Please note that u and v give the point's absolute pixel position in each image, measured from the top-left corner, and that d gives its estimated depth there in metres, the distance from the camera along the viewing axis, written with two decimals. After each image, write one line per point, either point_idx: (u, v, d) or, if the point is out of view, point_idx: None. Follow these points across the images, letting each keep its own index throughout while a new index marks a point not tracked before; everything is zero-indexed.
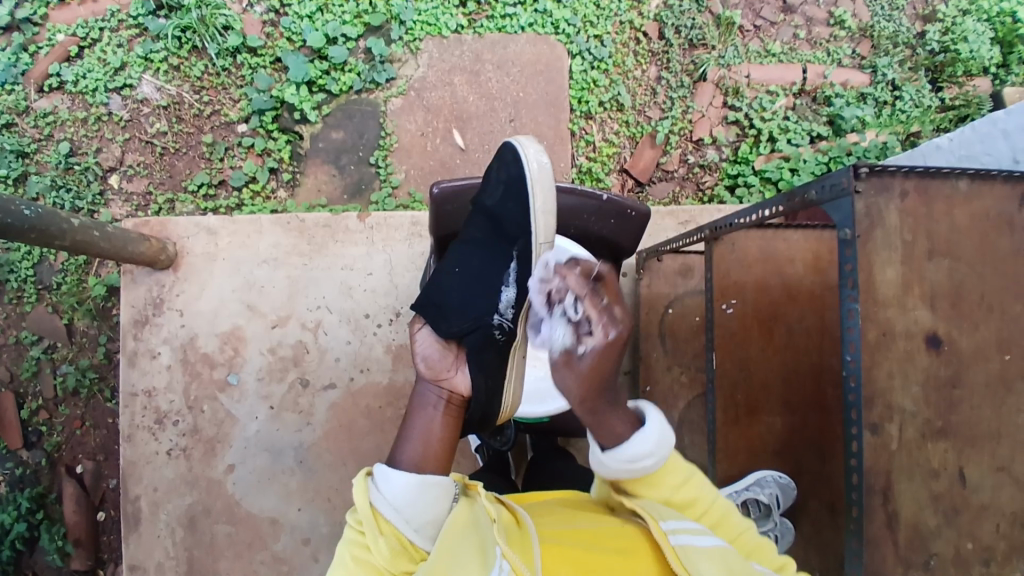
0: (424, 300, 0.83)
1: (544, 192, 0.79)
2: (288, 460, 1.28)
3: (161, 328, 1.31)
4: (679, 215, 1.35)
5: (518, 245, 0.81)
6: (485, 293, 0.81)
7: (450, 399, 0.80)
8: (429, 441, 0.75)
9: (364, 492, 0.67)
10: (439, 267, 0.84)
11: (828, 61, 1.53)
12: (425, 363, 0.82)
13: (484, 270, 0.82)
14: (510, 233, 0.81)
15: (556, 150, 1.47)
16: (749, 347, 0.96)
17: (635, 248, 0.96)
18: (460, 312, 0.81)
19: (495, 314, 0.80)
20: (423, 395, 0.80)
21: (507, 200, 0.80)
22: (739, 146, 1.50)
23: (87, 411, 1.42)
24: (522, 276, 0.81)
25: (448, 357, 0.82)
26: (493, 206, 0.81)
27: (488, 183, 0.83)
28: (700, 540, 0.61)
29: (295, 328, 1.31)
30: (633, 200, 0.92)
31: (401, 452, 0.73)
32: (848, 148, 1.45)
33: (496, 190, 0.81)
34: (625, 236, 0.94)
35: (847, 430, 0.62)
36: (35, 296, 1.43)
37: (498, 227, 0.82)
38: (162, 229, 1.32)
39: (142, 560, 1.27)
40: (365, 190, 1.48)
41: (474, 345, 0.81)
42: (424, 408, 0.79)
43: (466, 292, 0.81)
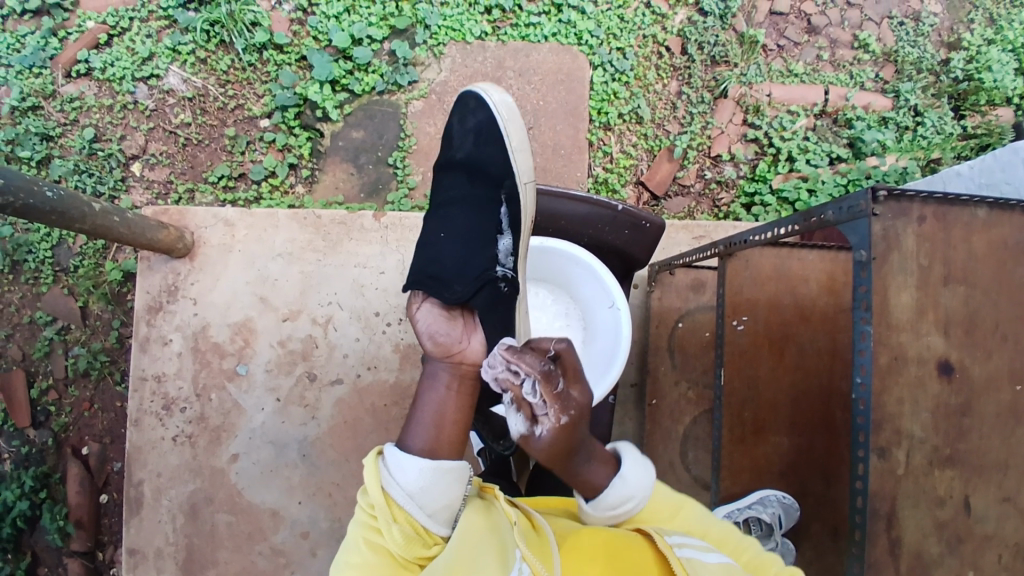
0: (425, 274, 0.84)
1: (515, 128, 0.88)
2: (291, 453, 1.29)
3: (175, 316, 1.32)
4: (693, 230, 1.35)
5: (505, 189, 0.87)
6: (480, 243, 0.85)
7: (461, 372, 0.77)
8: (442, 424, 0.70)
9: (375, 474, 0.65)
10: (428, 237, 0.88)
11: (850, 84, 1.53)
12: (432, 341, 0.79)
13: (474, 224, 0.87)
14: (493, 177, 0.87)
15: (574, 159, 1.47)
16: (758, 365, 0.95)
17: (648, 260, 0.96)
18: (461, 275, 0.83)
19: (498, 265, 0.85)
20: (433, 372, 0.77)
21: (480, 146, 0.88)
22: (756, 164, 1.50)
23: (97, 394, 1.43)
24: (513, 218, 0.86)
25: (455, 326, 0.82)
26: (467, 158, 0.89)
27: (455, 134, 0.92)
28: (704, 553, 0.62)
29: (305, 322, 1.32)
30: (646, 211, 0.92)
31: (412, 431, 0.69)
32: (868, 171, 1.44)
33: (466, 141, 0.90)
34: (639, 248, 0.95)
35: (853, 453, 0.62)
36: (52, 278, 1.45)
37: (478, 174, 0.88)
38: (181, 219, 1.34)
39: (142, 544, 1.27)
40: (382, 190, 1.49)
41: (483, 303, 0.83)
42: (435, 389, 0.74)
43: (463, 251, 0.84)
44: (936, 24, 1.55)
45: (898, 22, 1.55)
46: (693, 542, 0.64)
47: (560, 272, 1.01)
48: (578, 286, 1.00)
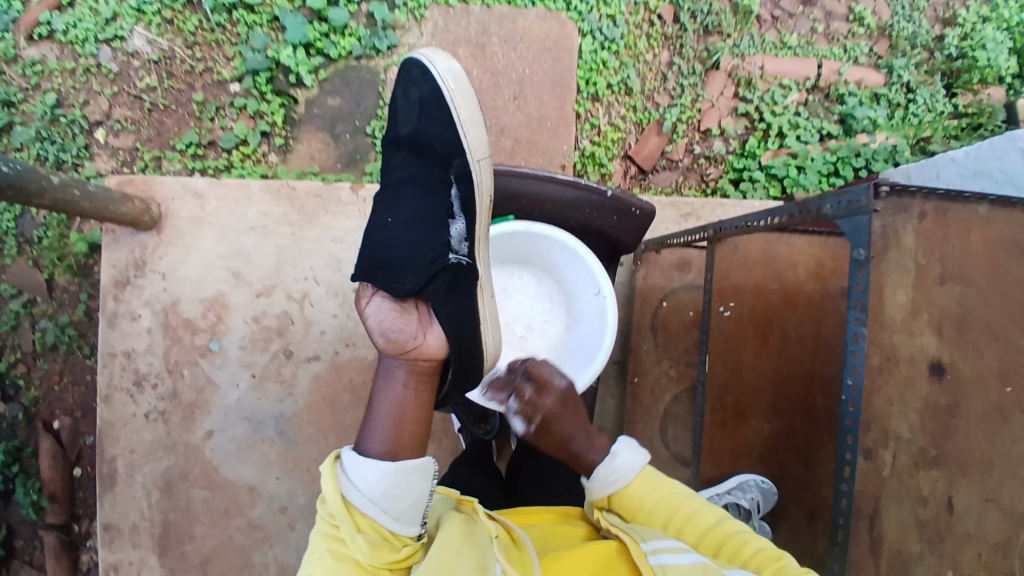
0: (374, 261, 0.76)
1: (463, 98, 0.74)
2: (267, 430, 1.28)
3: (143, 291, 1.28)
4: (680, 206, 1.33)
5: (454, 167, 0.76)
6: (433, 228, 0.75)
7: (418, 368, 0.73)
8: (402, 423, 0.68)
9: (336, 483, 0.63)
10: (375, 222, 0.79)
11: (844, 58, 1.49)
12: (385, 336, 0.73)
13: (424, 207, 0.77)
14: (441, 154, 0.76)
15: (559, 132, 1.43)
16: (742, 350, 0.95)
17: (633, 246, 0.92)
18: (413, 263, 0.75)
19: (450, 252, 0.75)
20: (388, 366, 0.73)
21: (427, 121, 0.76)
22: (746, 139, 1.46)
23: (67, 367, 1.40)
24: (465, 202, 0.76)
25: (409, 321, 0.74)
26: (411, 134, 0.77)
27: (400, 107, 0.79)
28: (678, 558, 0.61)
29: (280, 298, 1.29)
30: (636, 198, 0.87)
31: (371, 432, 0.68)
32: (857, 149, 1.42)
33: (411, 117, 0.77)
34: (626, 233, 0.90)
35: (841, 455, 0.61)
36: (16, 249, 1.40)
37: (423, 151, 0.77)
38: (147, 189, 1.29)
39: (114, 522, 1.25)
40: (360, 160, 1.44)
41: (439, 292, 0.75)
42: (391, 387, 0.71)
43: (411, 238, 0.75)
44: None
45: None
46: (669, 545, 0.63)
47: (542, 256, 0.97)
48: (562, 270, 0.97)
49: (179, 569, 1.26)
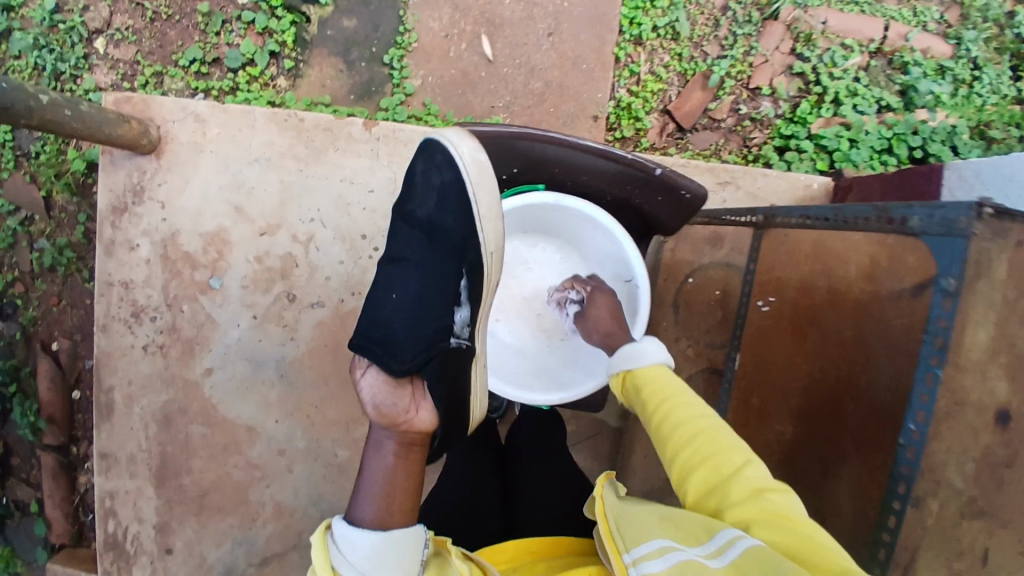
0: (370, 336, 0.76)
1: (486, 193, 0.77)
2: (268, 371, 1.24)
3: (141, 219, 1.21)
4: (718, 173, 1.22)
5: (466, 261, 0.79)
6: (435, 312, 0.77)
7: (411, 439, 0.73)
8: (394, 492, 0.67)
9: (325, 555, 0.60)
10: (377, 296, 0.79)
11: (912, 22, 1.33)
12: (376, 408, 0.73)
13: (428, 286, 0.78)
14: (455, 245, 0.78)
15: (596, 77, 1.30)
16: (776, 348, 0.97)
17: (676, 225, 0.84)
18: (413, 342, 0.76)
19: (453, 337, 0.79)
20: (379, 438, 0.72)
21: (445, 209, 0.78)
22: (798, 103, 1.32)
23: (65, 289, 1.35)
24: (473, 292, 0.81)
25: (405, 392, 0.74)
26: (427, 218, 0.78)
27: (416, 189, 0.78)
28: (656, 562, 0.58)
29: (285, 238, 1.22)
30: (687, 178, 0.75)
31: (360, 502, 0.66)
32: (915, 126, 1.28)
33: (428, 202, 0.78)
34: (669, 214, 0.83)
35: (889, 503, 0.59)
36: (14, 163, 1.34)
37: (437, 239, 0.78)
38: (145, 110, 1.20)
39: (112, 450, 1.25)
40: (375, 93, 1.31)
41: (432, 376, 0.77)
42: (382, 455, 0.71)
43: (413, 319, 0.76)
44: None
45: None
46: (651, 547, 0.60)
47: (571, 231, 0.94)
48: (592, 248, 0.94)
49: (176, 501, 1.25)
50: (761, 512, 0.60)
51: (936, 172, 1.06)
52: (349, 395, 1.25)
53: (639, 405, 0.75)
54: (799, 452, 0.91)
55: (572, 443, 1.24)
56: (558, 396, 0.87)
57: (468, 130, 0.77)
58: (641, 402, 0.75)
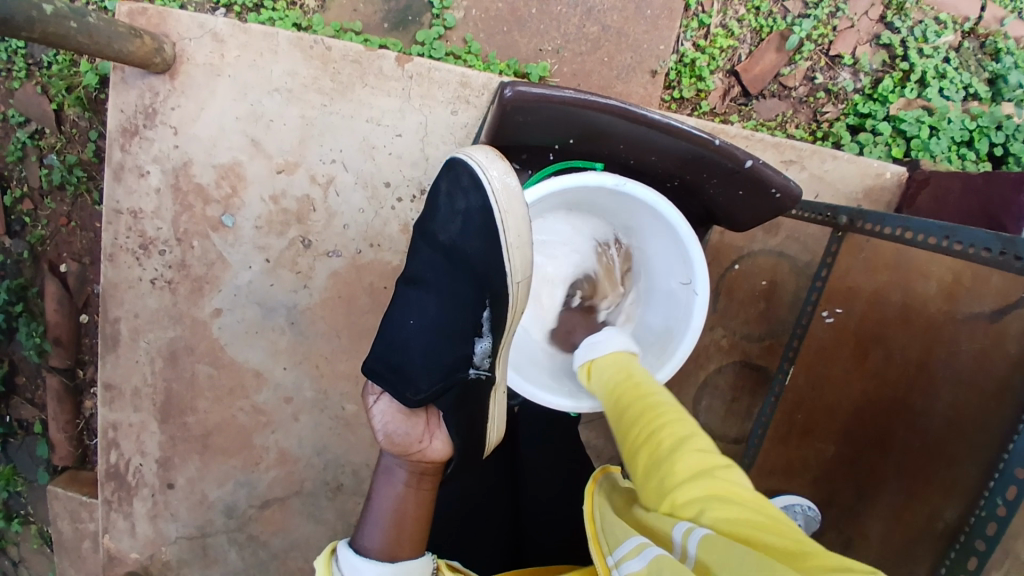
0: (385, 364, 0.75)
1: (515, 219, 0.70)
2: (278, 318, 1.19)
3: (152, 144, 1.12)
4: (784, 150, 1.09)
5: (490, 290, 0.73)
6: (452, 342, 0.74)
7: (421, 470, 0.74)
8: (401, 522, 0.69)
9: None
10: (395, 319, 0.77)
11: (1007, 6, 1.15)
12: (389, 438, 0.74)
13: (448, 315, 0.75)
14: (479, 271, 0.73)
15: (660, 26, 1.15)
16: (834, 364, 0.86)
17: (751, 221, 0.76)
18: (427, 372, 0.74)
19: (471, 367, 0.76)
20: (389, 465, 0.75)
21: (469, 233, 0.72)
22: (880, 79, 1.16)
23: (74, 210, 1.29)
24: (496, 321, 0.74)
25: (417, 423, 0.76)
26: (450, 240, 0.73)
27: (440, 211, 0.73)
28: (634, 561, 0.50)
29: (302, 179, 1.13)
30: (775, 176, 0.66)
31: (368, 528, 0.68)
32: (1001, 120, 1.11)
33: (452, 224, 0.73)
34: (744, 209, 0.74)
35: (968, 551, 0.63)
36: (24, 71, 1.25)
37: (459, 265, 0.73)
38: (161, 23, 1.09)
39: (117, 383, 1.22)
40: (411, 23, 1.18)
41: (449, 405, 0.75)
42: (392, 482, 0.73)
43: (428, 349, 0.74)
44: None
45: None
46: (631, 543, 0.52)
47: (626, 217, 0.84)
48: (645, 236, 0.84)
49: (180, 438, 1.23)
50: (702, 486, 0.50)
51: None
52: (360, 351, 1.20)
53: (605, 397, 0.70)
54: (837, 474, 0.86)
55: (586, 421, 1.18)
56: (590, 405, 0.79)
57: (498, 154, 0.72)
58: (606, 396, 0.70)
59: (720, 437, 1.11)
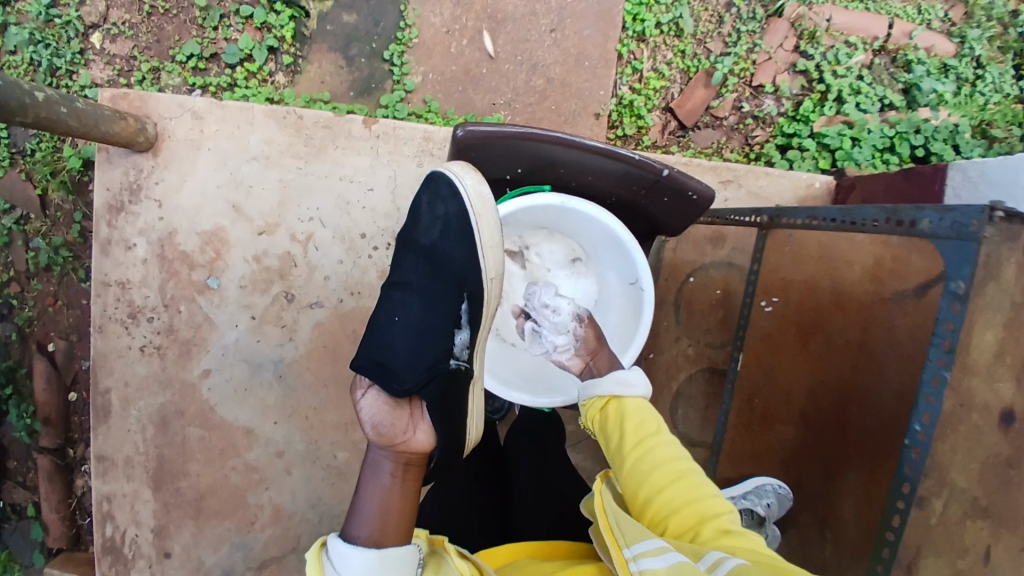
0: (371, 359, 0.77)
1: (488, 222, 0.77)
2: (266, 374, 1.23)
3: (138, 218, 1.19)
4: (721, 172, 1.21)
5: (467, 287, 0.80)
6: (436, 337, 0.79)
7: (408, 460, 0.72)
8: (387, 515, 0.65)
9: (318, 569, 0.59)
10: (379, 320, 0.80)
11: (916, 20, 1.31)
12: (374, 429, 0.72)
13: (432, 315, 0.79)
14: (456, 271, 0.79)
15: (598, 74, 1.29)
16: (781, 353, 0.95)
17: (683, 226, 0.85)
18: (412, 365, 0.77)
19: (452, 358, 0.80)
20: (376, 458, 0.72)
21: (448, 238, 0.79)
22: (801, 101, 1.31)
23: (61, 289, 1.34)
24: (473, 315, 0.81)
25: (402, 415, 0.74)
26: (430, 246, 0.80)
27: (422, 217, 0.80)
28: (657, 561, 0.56)
29: (283, 238, 1.20)
30: (694, 180, 0.76)
31: (356, 520, 0.65)
32: (918, 125, 1.26)
33: (433, 229, 0.79)
34: (677, 216, 0.83)
35: (891, 505, 0.55)
36: (8, 160, 1.31)
37: (439, 266, 0.79)
38: (143, 105, 1.18)
39: (108, 453, 1.23)
40: (374, 90, 1.30)
41: (432, 397, 0.77)
42: (378, 476, 0.70)
43: (415, 343, 0.78)
44: None
45: None
46: (652, 545, 0.58)
47: (578, 233, 0.93)
48: (596, 247, 0.92)
49: (173, 504, 1.24)
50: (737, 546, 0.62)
51: (940, 171, 1.04)
52: (348, 398, 1.24)
53: (614, 428, 0.74)
54: (802, 454, 0.91)
55: (571, 444, 1.23)
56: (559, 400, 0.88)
57: (472, 165, 0.78)
58: (615, 425, 0.74)
59: (700, 444, 1.17)
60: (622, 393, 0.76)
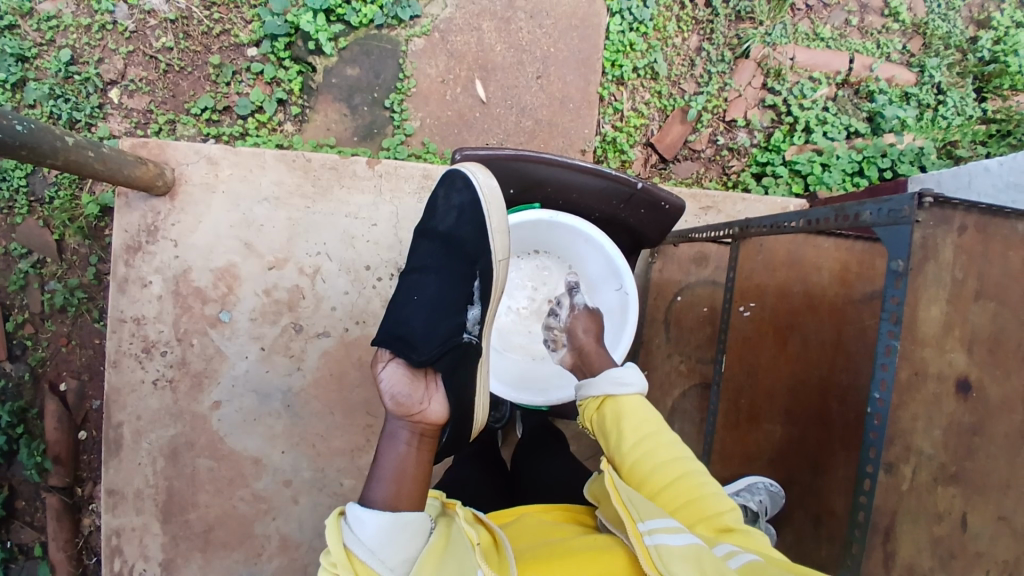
0: (389, 334, 0.82)
1: (498, 209, 0.84)
2: (275, 403, 1.27)
3: (154, 257, 1.26)
4: (701, 199, 1.29)
5: (479, 265, 0.87)
6: (450, 311, 0.84)
7: (422, 430, 0.75)
8: (403, 479, 0.68)
9: (338, 532, 0.59)
10: (397, 299, 0.86)
11: (876, 54, 1.44)
12: (392, 399, 0.76)
13: (446, 291, 0.85)
14: (469, 254, 0.86)
15: (582, 114, 1.40)
16: (761, 352, 0.99)
17: (660, 236, 0.93)
18: (428, 338, 0.81)
19: (465, 332, 0.85)
20: (392, 429, 0.75)
21: (462, 223, 0.85)
22: (771, 133, 1.42)
23: (74, 330, 1.40)
24: (485, 291, 0.87)
25: (418, 387, 0.78)
26: (445, 230, 0.87)
27: (438, 207, 0.87)
28: (674, 538, 0.58)
29: (292, 272, 1.27)
30: (665, 192, 0.85)
31: (373, 487, 0.67)
32: (884, 149, 1.38)
33: (448, 216, 0.86)
34: (653, 225, 0.91)
35: (862, 468, 0.61)
36: (26, 208, 1.39)
37: (454, 248, 0.86)
38: (161, 153, 1.26)
39: (119, 487, 1.25)
40: (377, 134, 1.41)
41: (446, 368, 0.82)
42: (395, 445, 0.73)
43: (430, 318, 0.83)
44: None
45: None
46: (665, 522, 0.60)
47: (565, 247, 1.01)
48: (583, 261, 1.00)
49: (182, 537, 1.26)
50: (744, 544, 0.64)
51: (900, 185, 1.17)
52: (354, 425, 1.28)
53: (613, 430, 0.74)
54: (792, 451, 0.97)
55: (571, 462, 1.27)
56: (548, 398, 0.94)
57: (480, 161, 0.86)
58: (614, 427, 0.74)
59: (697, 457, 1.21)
60: (617, 393, 0.76)
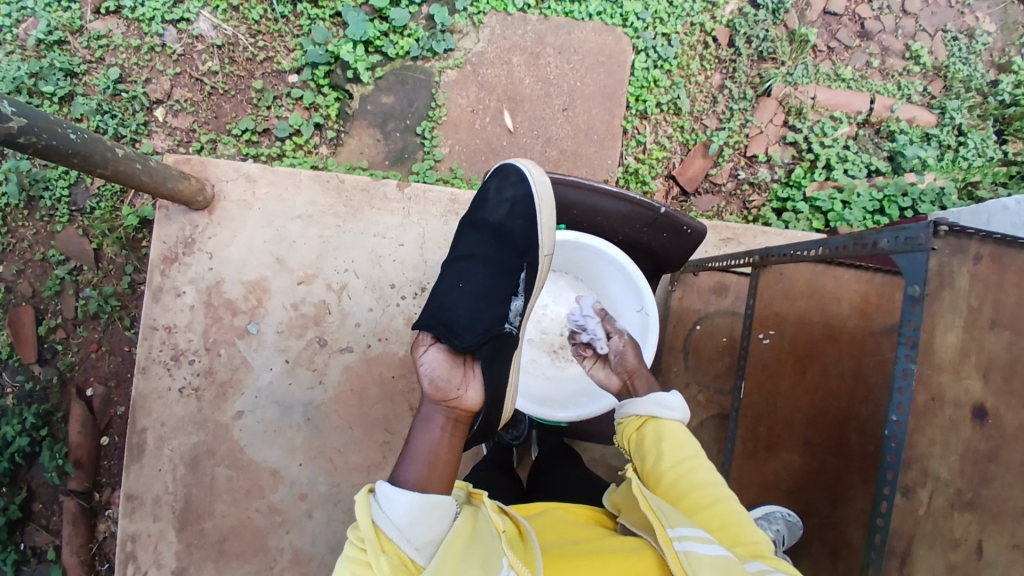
0: (435, 318, 0.85)
1: (548, 204, 0.88)
2: (295, 416, 1.29)
3: (189, 268, 1.31)
4: (721, 231, 1.32)
5: (526, 258, 0.90)
6: (493, 300, 0.87)
7: (456, 415, 0.77)
8: (435, 463, 0.70)
9: (366, 508, 0.61)
10: (443, 285, 0.89)
11: (897, 95, 1.48)
12: (431, 382, 0.78)
13: (491, 282, 0.88)
14: (518, 245, 0.89)
15: (606, 146, 1.44)
16: (780, 381, 0.99)
17: (681, 260, 0.96)
18: (472, 326, 0.84)
19: (507, 322, 0.88)
20: (427, 412, 0.77)
21: (513, 216, 0.89)
22: (792, 169, 1.45)
23: (105, 336, 1.44)
24: (529, 284, 0.90)
25: (456, 373, 0.80)
26: (495, 222, 0.90)
27: (490, 199, 0.91)
28: (706, 548, 0.59)
29: (319, 287, 1.31)
30: (688, 216, 0.88)
31: (405, 467, 0.69)
32: (905, 188, 1.40)
33: (500, 208, 0.90)
34: (675, 248, 0.94)
35: (879, 490, 0.62)
36: (67, 217, 1.45)
37: (504, 239, 0.89)
38: (203, 170, 1.33)
39: (138, 492, 1.28)
40: (407, 159, 1.46)
41: (486, 357, 0.84)
42: (429, 427, 0.75)
43: (476, 305, 0.86)
44: (988, 44, 1.49)
45: (952, 37, 1.49)
46: (695, 531, 0.61)
47: (591, 270, 1.04)
48: (606, 284, 1.04)
49: (196, 546, 1.27)
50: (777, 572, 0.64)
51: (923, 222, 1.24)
52: (372, 441, 1.30)
53: (652, 449, 0.75)
54: (812, 482, 0.96)
55: None
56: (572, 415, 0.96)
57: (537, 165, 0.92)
58: (652, 446, 0.75)
59: None
60: (659, 415, 0.77)
